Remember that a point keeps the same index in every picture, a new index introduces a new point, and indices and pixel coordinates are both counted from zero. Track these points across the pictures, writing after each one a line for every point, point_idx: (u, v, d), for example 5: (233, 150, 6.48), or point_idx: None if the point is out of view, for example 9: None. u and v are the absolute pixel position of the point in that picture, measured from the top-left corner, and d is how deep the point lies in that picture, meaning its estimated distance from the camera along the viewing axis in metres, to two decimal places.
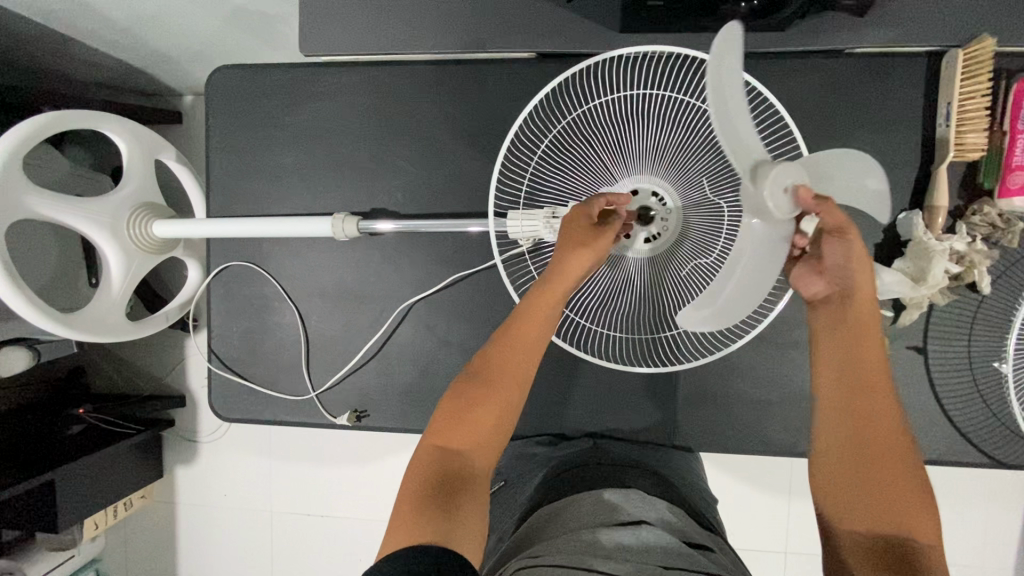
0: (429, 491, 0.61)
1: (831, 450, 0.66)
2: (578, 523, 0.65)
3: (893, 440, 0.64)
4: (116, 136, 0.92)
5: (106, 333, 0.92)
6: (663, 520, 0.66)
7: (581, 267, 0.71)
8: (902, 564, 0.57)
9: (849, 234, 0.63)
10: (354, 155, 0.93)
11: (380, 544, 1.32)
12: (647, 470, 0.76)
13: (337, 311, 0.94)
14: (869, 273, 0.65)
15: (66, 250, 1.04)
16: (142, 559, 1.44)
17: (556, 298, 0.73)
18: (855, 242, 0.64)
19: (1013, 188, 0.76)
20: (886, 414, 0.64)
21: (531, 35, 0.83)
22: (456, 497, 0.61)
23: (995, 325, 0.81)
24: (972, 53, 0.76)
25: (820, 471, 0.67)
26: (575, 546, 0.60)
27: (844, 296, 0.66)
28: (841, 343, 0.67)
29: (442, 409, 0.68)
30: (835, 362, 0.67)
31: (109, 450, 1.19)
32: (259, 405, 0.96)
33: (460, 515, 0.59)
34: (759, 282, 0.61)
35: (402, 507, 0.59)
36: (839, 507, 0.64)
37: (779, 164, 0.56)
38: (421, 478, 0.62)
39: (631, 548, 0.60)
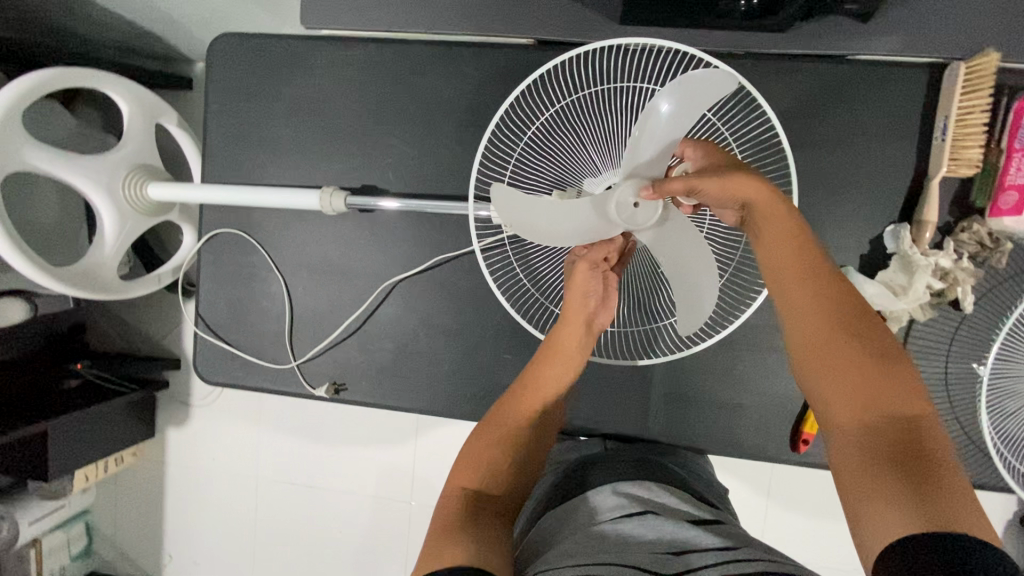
0: (458, 523, 0.62)
1: (810, 347, 0.63)
2: (588, 519, 0.64)
3: (852, 314, 0.63)
4: (117, 97, 0.93)
5: (97, 290, 0.94)
6: (677, 511, 0.63)
7: (571, 295, 0.73)
8: (905, 437, 0.55)
9: (698, 186, 0.63)
10: (349, 132, 0.94)
11: (358, 517, 1.34)
12: (654, 467, 0.75)
13: (323, 285, 0.96)
14: (748, 187, 0.64)
15: (67, 207, 1.06)
16: (128, 516, 1.48)
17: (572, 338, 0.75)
18: (710, 180, 0.63)
19: (1004, 208, 0.75)
20: (836, 293, 0.64)
21: (530, 22, 0.83)
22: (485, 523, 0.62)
23: (973, 344, 0.81)
24: (977, 67, 0.74)
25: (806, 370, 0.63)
26: (586, 547, 0.58)
27: (749, 211, 0.66)
28: (778, 238, 0.66)
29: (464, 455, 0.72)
30: (780, 262, 0.65)
31: (102, 406, 1.22)
32: (243, 372, 0.98)
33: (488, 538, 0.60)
34: (699, 250, 0.70)
35: (433, 541, 0.61)
36: (831, 402, 0.61)
37: (613, 189, 0.67)
38: (454, 516, 0.63)
39: (642, 536, 0.58)
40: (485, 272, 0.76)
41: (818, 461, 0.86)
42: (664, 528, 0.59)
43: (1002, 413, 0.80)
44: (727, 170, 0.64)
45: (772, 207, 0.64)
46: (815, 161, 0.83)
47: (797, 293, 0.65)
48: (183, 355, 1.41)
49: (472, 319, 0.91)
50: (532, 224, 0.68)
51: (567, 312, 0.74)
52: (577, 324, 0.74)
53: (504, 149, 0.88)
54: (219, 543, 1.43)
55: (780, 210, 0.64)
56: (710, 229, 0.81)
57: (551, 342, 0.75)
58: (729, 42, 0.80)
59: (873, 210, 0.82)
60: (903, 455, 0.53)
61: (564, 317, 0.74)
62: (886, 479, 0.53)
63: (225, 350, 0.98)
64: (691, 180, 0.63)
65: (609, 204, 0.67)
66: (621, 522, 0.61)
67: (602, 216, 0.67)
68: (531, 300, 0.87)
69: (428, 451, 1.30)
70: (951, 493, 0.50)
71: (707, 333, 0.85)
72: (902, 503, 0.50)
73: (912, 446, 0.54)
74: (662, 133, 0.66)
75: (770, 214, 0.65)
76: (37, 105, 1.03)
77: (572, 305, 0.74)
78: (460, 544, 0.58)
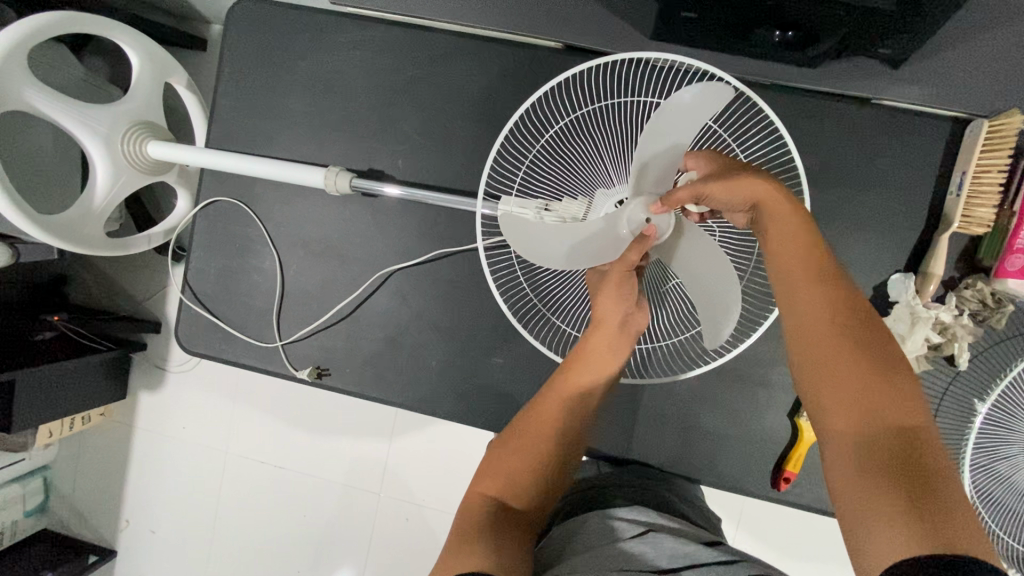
0: (476, 526, 0.59)
1: (803, 349, 0.59)
2: (596, 533, 0.62)
3: (853, 313, 0.58)
4: (128, 49, 0.90)
5: (83, 243, 0.91)
6: (672, 528, 0.63)
7: (606, 295, 0.70)
8: (907, 447, 0.50)
9: (705, 190, 0.62)
10: (362, 113, 0.92)
11: (324, 504, 1.32)
12: (649, 494, 0.75)
13: (318, 266, 0.93)
14: (756, 184, 0.62)
15: (62, 155, 1.03)
16: (88, 476, 1.43)
17: (607, 339, 0.71)
18: (715, 183, 0.62)
19: (1010, 270, 0.74)
20: (836, 295, 0.59)
21: (560, 25, 0.81)
22: (499, 530, 0.58)
23: (963, 402, 0.81)
24: (996, 127, 0.74)
25: (801, 379, 0.59)
26: (592, 559, 0.56)
27: (758, 211, 0.64)
28: (779, 234, 0.62)
29: (485, 460, 0.68)
30: (787, 265, 0.62)
31: (77, 361, 1.18)
32: (225, 345, 0.95)
33: (501, 543, 0.56)
34: (717, 264, 0.69)
35: (455, 539, 0.58)
36: (824, 409, 0.56)
37: (625, 205, 0.67)
38: (470, 521, 0.60)
39: (646, 547, 0.57)
40: (494, 289, 0.73)
41: (796, 499, 0.86)
42: (667, 545, 0.58)
43: (981, 471, 0.79)
44: (732, 173, 0.63)
45: (779, 210, 0.62)
46: (828, 201, 0.82)
47: (802, 291, 0.60)
48: (164, 320, 1.37)
49: (466, 318, 0.90)
50: (544, 248, 0.68)
51: (601, 313, 0.71)
52: (610, 326, 0.71)
53: (518, 150, 0.87)
54: (180, 513, 1.39)
55: (787, 210, 0.62)
56: (721, 237, 0.80)
57: (583, 344, 0.71)
58: (756, 70, 0.79)
59: (880, 256, 0.82)
60: (906, 471, 0.49)
61: (598, 317, 0.71)
62: (886, 492, 0.48)
63: (209, 320, 0.95)
64: (699, 186, 0.62)
65: (619, 221, 0.67)
66: (628, 538, 0.59)
67: (612, 234, 0.68)
68: (529, 307, 0.86)
69: (406, 443, 1.28)
70: (958, 514, 0.46)
71: (705, 358, 0.84)
72: (904, 519, 0.46)
73: (917, 463, 0.49)
74: (667, 149, 0.65)
75: (777, 215, 0.62)
76: (42, 46, 0.99)
77: (609, 305, 0.70)
78: (477, 546, 0.55)
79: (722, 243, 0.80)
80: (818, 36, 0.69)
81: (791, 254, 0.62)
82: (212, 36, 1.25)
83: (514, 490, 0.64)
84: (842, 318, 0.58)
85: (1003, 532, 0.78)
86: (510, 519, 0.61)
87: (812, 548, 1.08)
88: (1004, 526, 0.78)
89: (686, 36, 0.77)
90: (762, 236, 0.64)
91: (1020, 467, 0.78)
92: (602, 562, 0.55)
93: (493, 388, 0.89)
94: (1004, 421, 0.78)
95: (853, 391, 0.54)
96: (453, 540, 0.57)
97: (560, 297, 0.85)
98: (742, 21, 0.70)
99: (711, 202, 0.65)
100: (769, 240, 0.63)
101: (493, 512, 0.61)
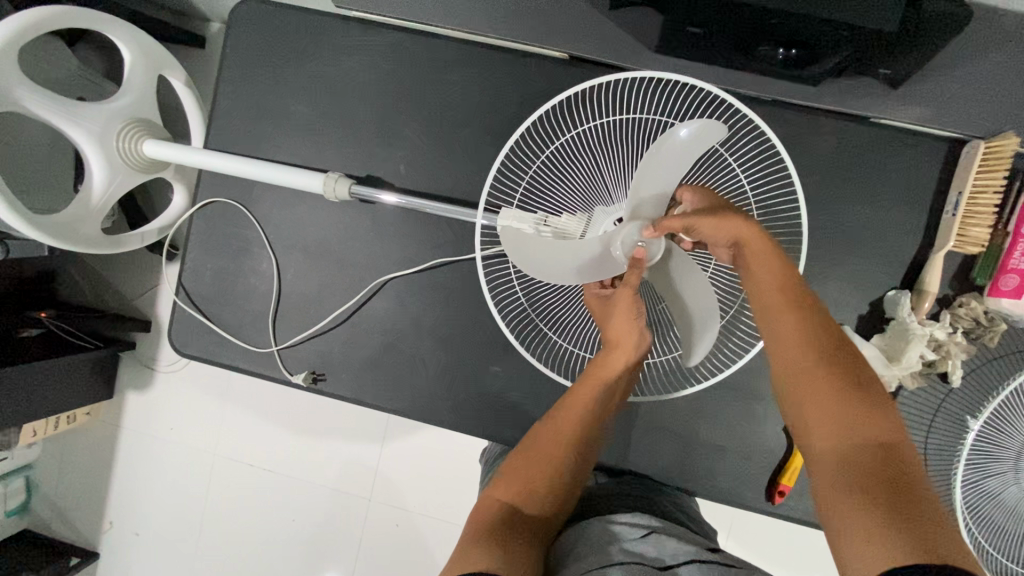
0: (489, 529, 0.58)
1: (788, 375, 0.60)
2: (601, 534, 0.62)
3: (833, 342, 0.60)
4: (122, 45, 0.89)
5: (75, 242, 0.89)
6: (672, 530, 0.64)
7: (621, 318, 0.70)
8: (886, 468, 0.51)
9: (695, 224, 0.63)
10: (363, 117, 0.91)
11: (314, 509, 1.30)
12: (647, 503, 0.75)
13: (315, 270, 0.93)
14: (740, 219, 0.63)
15: (55, 150, 1.01)
16: (71, 476, 1.40)
17: (623, 362, 0.71)
18: (705, 217, 0.63)
19: (1003, 289, 0.75)
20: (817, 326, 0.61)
21: (566, 35, 0.81)
22: (512, 535, 0.58)
23: (956, 419, 0.82)
24: (995, 148, 0.75)
25: (787, 406, 0.60)
26: (595, 559, 0.57)
27: (740, 250, 0.65)
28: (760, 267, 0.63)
29: (497, 473, 0.68)
30: (767, 300, 0.63)
31: (64, 359, 1.16)
32: (218, 347, 0.94)
33: (518, 551, 0.56)
34: (701, 289, 0.70)
35: (467, 540, 0.57)
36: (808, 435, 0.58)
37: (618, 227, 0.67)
38: (483, 524, 0.59)
39: (648, 548, 0.59)
40: (488, 297, 0.74)
41: (789, 513, 0.86)
42: (668, 545, 0.59)
43: (971, 489, 0.80)
44: (719, 210, 0.64)
45: (760, 244, 0.63)
46: (827, 216, 0.83)
47: (786, 324, 0.61)
48: (154, 320, 1.35)
49: (463, 325, 0.89)
50: (538, 262, 0.70)
51: (617, 336, 0.71)
52: (627, 348, 0.71)
53: (521, 163, 0.86)
54: (166, 515, 1.37)
55: (769, 250, 0.63)
56: (715, 271, 0.80)
57: (598, 363, 0.72)
58: (758, 86, 0.80)
59: (876, 272, 0.83)
60: (887, 491, 0.50)
61: (614, 339, 0.71)
62: (867, 510, 0.49)
63: (203, 322, 0.94)
64: (686, 218, 0.63)
65: (613, 243, 0.68)
66: (632, 539, 0.60)
67: (606, 255, 0.69)
68: (524, 321, 0.86)
69: (398, 450, 1.27)
70: (939, 531, 0.46)
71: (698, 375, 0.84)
72: (886, 535, 0.47)
73: (898, 483, 0.50)
74: (664, 176, 0.66)
75: (756, 250, 0.63)
76: (36, 40, 0.97)
77: (623, 323, 0.70)
78: (490, 547, 0.55)
79: (713, 280, 0.81)
80: (821, 54, 0.70)
81: (773, 287, 0.63)
82: (211, 35, 1.24)
83: (528, 496, 0.64)
84: (824, 347, 0.59)
85: (991, 548, 0.79)
86: (524, 525, 0.61)
87: (800, 557, 1.08)
88: (992, 543, 0.79)
89: (690, 51, 0.78)
90: (744, 272, 0.65)
91: (1008, 485, 0.79)
92: (607, 561, 0.55)
93: (490, 396, 0.89)
94: (994, 438, 0.79)
95: (832, 417, 0.56)
96: (467, 542, 0.57)
97: (556, 311, 0.84)
98: (746, 39, 0.71)
99: (699, 235, 0.65)
100: (752, 274, 0.64)
101: (503, 513, 0.61)
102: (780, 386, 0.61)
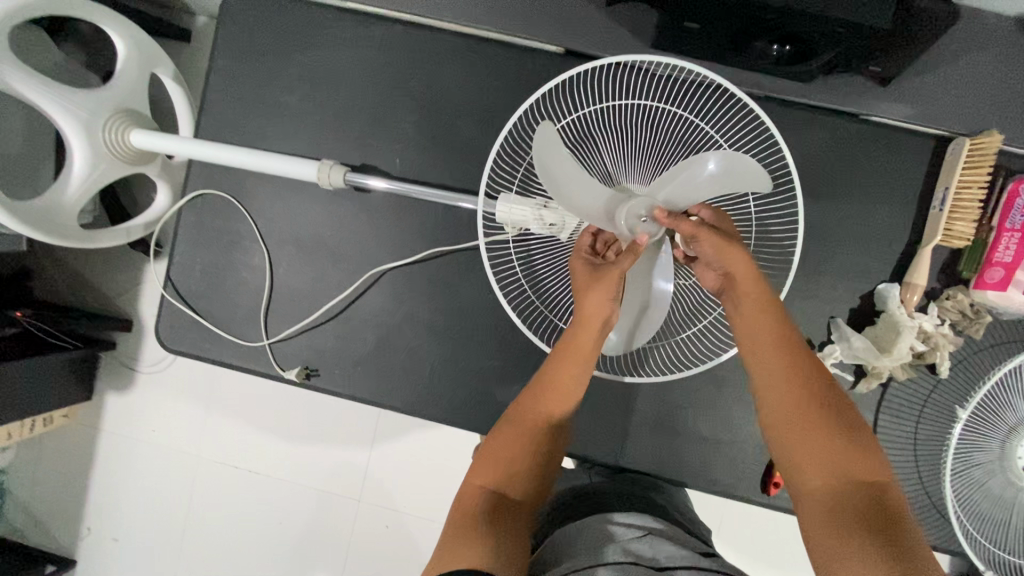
0: (475, 519, 0.61)
1: (778, 412, 0.66)
2: (599, 534, 0.63)
3: (818, 381, 0.66)
4: (116, 38, 0.88)
5: (55, 234, 0.86)
6: (666, 532, 0.65)
7: (595, 294, 0.69)
8: (873, 506, 0.58)
9: (704, 236, 0.67)
10: (357, 109, 0.91)
11: (303, 510, 1.28)
12: (644, 499, 0.76)
13: (308, 263, 0.91)
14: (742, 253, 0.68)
15: (34, 141, 0.98)
16: (48, 481, 1.36)
17: (595, 335, 0.71)
18: (713, 239, 0.67)
19: (989, 282, 0.77)
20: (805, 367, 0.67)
21: (563, 29, 0.82)
22: (498, 524, 0.61)
23: (944, 410, 0.83)
24: (980, 145, 0.77)
25: (778, 440, 0.66)
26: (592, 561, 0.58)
27: (730, 281, 0.70)
28: (750, 305, 0.68)
29: (477, 454, 0.69)
30: (756, 334, 0.68)
31: (41, 359, 1.12)
32: (208, 344, 0.92)
33: (504, 538, 0.58)
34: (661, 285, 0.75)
35: (454, 527, 0.60)
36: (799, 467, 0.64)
37: (634, 198, 0.69)
38: (468, 514, 0.62)
39: (642, 548, 0.60)
40: (498, 294, 0.73)
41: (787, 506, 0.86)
42: (663, 548, 0.60)
43: (960, 478, 0.81)
44: (725, 235, 0.68)
45: (751, 280, 0.68)
46: (819, 211, 0.85)
47: (775, 362, 0.67)
48: (137, 318, 1.32)
49: (460, 318, 0.89)
50: (558, 177, 0.67)
51: (589, 311, 0.70)
52: (597, 323, 0.70)
53: (519, 150, 0.86)
54: (149, 520, 1.33)
55: (757, 284, 0.68)
56: None
57: (570, 338, 0.72)
58: (755, 82, 0.81)
59: (867, 265, 0.84)
60: (875, 524, 0.57)
61: (585, 317, 0.70)
62: (860, 542, 0.56)
63: (192, 317, 0.92)
64: (700, 229, 0.67)
65: (619, 210, 0.68)
66: (628, 539, 0.62)
67: (608, 219, 0.69)
68: (532, 310, 0.86)
69: (391, 448, 1.26)
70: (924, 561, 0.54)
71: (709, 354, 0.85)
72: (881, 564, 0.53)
73: (883, 516, 0.57)
74: (695, 182, 0.67)
75: (745, 282, 0.68)
76: (17, 29, 0.95)
77: (597, 301, 0.69)
78: (475, 540, 0.57)
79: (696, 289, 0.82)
80: (815, 50, 0.71)
81: (761, 325, 0.68)
82: (196, 28, 1.23)
83: (508, 481, 0.66)
84: (811, 386, 0.66)
85: (980, 535, 0.80)
86: (508, 511, 0.63)
87: (791, 548, 1.10)
88: (981, 530, 0.81)
89: (687, 47, 0.79)
90: (732, 301, 0.70)
91: (993, 473, 0.81)
92: (598, 561, 0.57)
93: (487, 391, 0.88)
94: (982, 428, 0.81)
95: (822, 452, 0.62)
96: (452, 531, 0.59)
97: (565, 302, 0.85)
98: (743, 35, 0.72)
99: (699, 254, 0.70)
100: (739, 308, 0.69)
101: (487, 502, 0.63)
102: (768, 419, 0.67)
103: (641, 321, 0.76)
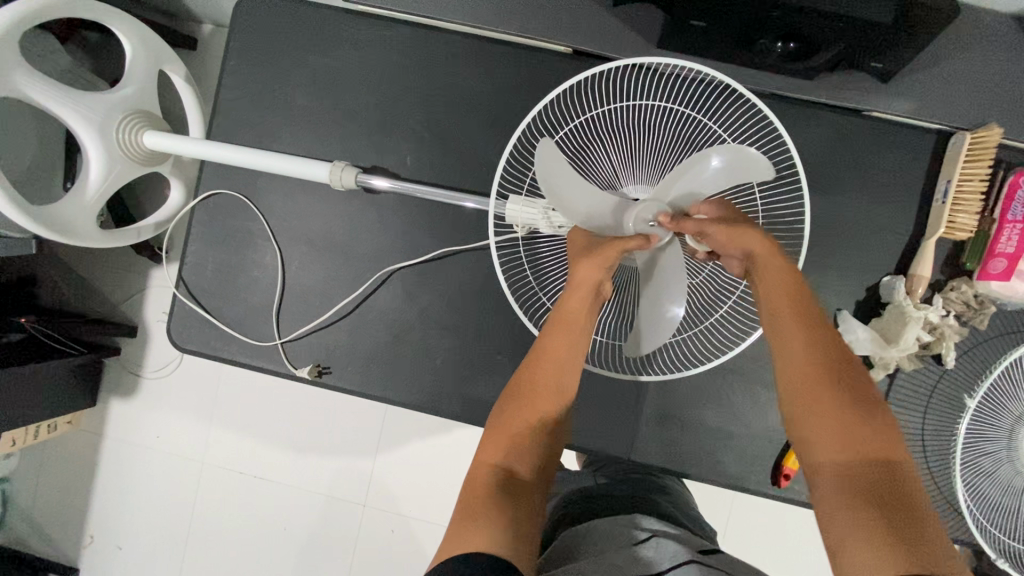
0: (491, 493, 0.61)
1: (796, 382, 0.64)
2: (606, 537, 0.63)
3: (839, 354, 0.64)
4: (122, 38, 0.89)
5: (71, 235, 0.86)
6: (674, 535, 0.65)
7: (585, 264, 0.71)
8: (883, 485, 0.55)
9: (708, 230, 0.69)
10: (368, 110, 0.92)
11: (310, 513, 1.27)
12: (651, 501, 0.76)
13: (320, 261, 0.92)
14: (756, 237, 0.68)
15: (44, 145, 0.98)
16: (52, 489, 1.35)
17: (587, 302, 0.73)
18: (718, 230, 0.69)
19: (991, 272, 0.79)
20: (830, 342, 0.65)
21: (571, 31, 0.83)
22: (514, 496, 0.61)
23: (951, 400, 0.84)
24: (979, 139, 0.79)
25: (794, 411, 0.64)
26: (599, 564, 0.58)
27: (752, 263, 0.70)
28: (773, 279, 0.67)
29: (486, 428, 0.69)
30: (778, 309, 0.67)
31: (47, 364, 1.12)
32: (219, 342, 0.92)
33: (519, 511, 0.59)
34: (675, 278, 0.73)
35: (469, 501, 0.60)
36: (810, 441, 0.61)
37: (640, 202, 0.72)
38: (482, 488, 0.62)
39: (648, 552, 0.60)
40: (505, 287, 0.74)
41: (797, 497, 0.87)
42: (669, 548, 0.60)
43: (968, 467, 0.82)
44: (737, 224, 0.69)
45: (771, 260, 0.68)
46: (824, 206, 0.86)
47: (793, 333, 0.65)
48: (143, 322, 1.32)
49: (471, 315, 0.89)
50: (561, 187, 0.70)
51: (580, 279, 0.72)
52: (587, 289, 0.72)
53: (528, 149, 0.87)
54: (155, 526, 1.32)
55: (779, 265, 0.68)
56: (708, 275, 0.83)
57: (565, 306, 0.73)
58: (759, 80, 0.83)
59: (873, 258, 0.86)
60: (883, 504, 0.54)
61: (574, 284, 0.72)
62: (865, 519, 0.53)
63: (203, 316, 0.92)
64: (700, 225, 0.69)
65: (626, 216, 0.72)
66: (635, 543, 0.61)
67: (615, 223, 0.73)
68: (539, 308, 0.86)
69: (399, 448, 1.26)
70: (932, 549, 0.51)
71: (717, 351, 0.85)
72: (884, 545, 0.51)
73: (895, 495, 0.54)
74: (699, 180, 0.69)
75: (768, 263, 0.68)
76: (27, 36, 0.96)
77: (588, 269, 0.71)
78: (490, 515, 0.58)
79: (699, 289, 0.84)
80: (819, 47, 0.73)
81: (782, 300, 0.67)
82: (203, 36, 1.24)
83: (516, 454, 0.66)
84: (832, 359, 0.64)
85: (990, 524, 0.81)
86: (522, 484, 0.63)
87: (802, 543, 1.10)
88: (991, 519, 0.81)
89: (692, 45, 0.80)
90: (756, 280, 0.69)
91: (1002, 462, 0.81)
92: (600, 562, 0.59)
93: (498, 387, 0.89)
94: (989, 417, 0.82)
95: (835, 427, 0.60)
96: (465, 506, 0.60)
97: None
98: (748, 32, 0.73)
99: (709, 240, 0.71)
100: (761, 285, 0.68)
101: (499, 475, 0.63)
102: (784, 392, 0.65)
103: (652, 313, 0.75)
